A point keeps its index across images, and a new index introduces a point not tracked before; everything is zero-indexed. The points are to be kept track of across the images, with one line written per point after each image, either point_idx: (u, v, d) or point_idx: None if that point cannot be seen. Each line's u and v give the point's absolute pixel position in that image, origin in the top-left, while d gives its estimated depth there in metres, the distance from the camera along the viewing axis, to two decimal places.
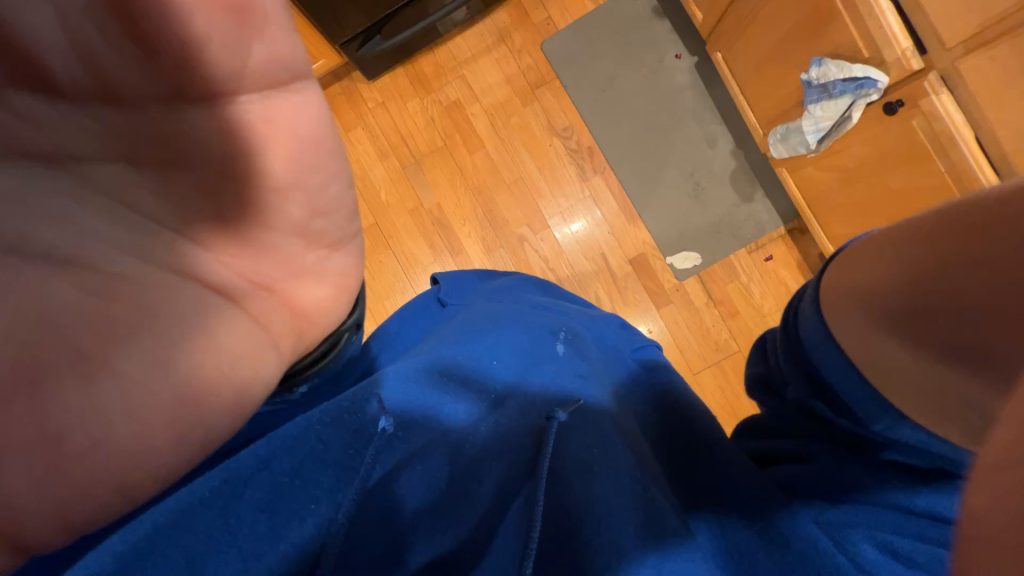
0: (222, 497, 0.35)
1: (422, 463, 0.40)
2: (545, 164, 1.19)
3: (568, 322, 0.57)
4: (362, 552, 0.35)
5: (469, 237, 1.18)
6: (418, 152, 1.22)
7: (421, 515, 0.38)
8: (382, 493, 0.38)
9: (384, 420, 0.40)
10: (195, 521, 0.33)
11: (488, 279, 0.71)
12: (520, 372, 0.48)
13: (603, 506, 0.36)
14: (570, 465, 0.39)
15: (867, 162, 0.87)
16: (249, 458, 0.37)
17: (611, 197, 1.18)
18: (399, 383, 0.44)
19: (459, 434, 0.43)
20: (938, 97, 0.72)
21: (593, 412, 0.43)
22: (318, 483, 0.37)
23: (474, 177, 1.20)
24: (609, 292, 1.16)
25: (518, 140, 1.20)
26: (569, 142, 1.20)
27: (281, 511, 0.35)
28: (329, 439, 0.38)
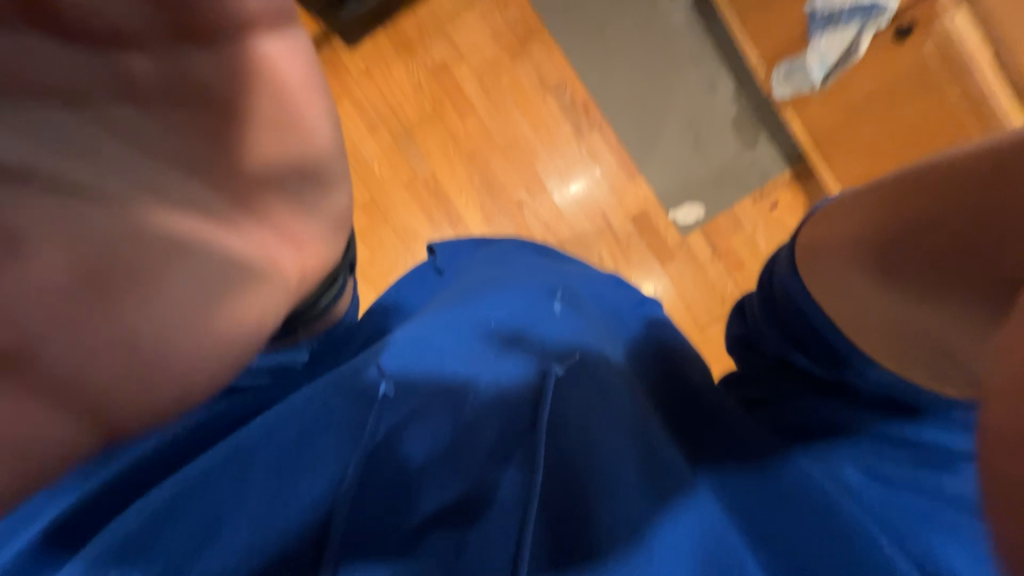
0: (233, 463, 0.36)
1: (424, 421, 0.41)
2: (540, 124, 1.15)
3: (566, 281, 0.58)
4: (368, 507, 0.36)
5: (467, 205, 1.17)
6: (408, 121, 1.18)
7: (426, 467, 0.39)
8: (387, 450, 0.39)
9: (386, 383, 0.41)
10: (210, 485, 0.35)
11: (484, 245, 0.70)
12: (520, 327, 0.49)
13: (605, 447, 0.38)
14: (570, 415, 0.40)
15: (877, 96, 0.83)
16: (258, 425, 0.38)
17: (610, 153, 1.15)
18: (400, 346, 0.43)
19: (461, 390, 0.43)
20: (954, 15, 0.70)
21: (596, 365, 0.44)
22: (325, 441, 0.39)
23: (467, 143, 1.17)
24: (612, 252, 1.14)
25: (510, 101, 1.16)
26: (562, 98, 1.15)
27: (292, 469, 0.37)
28: (334, 402, 0.40)
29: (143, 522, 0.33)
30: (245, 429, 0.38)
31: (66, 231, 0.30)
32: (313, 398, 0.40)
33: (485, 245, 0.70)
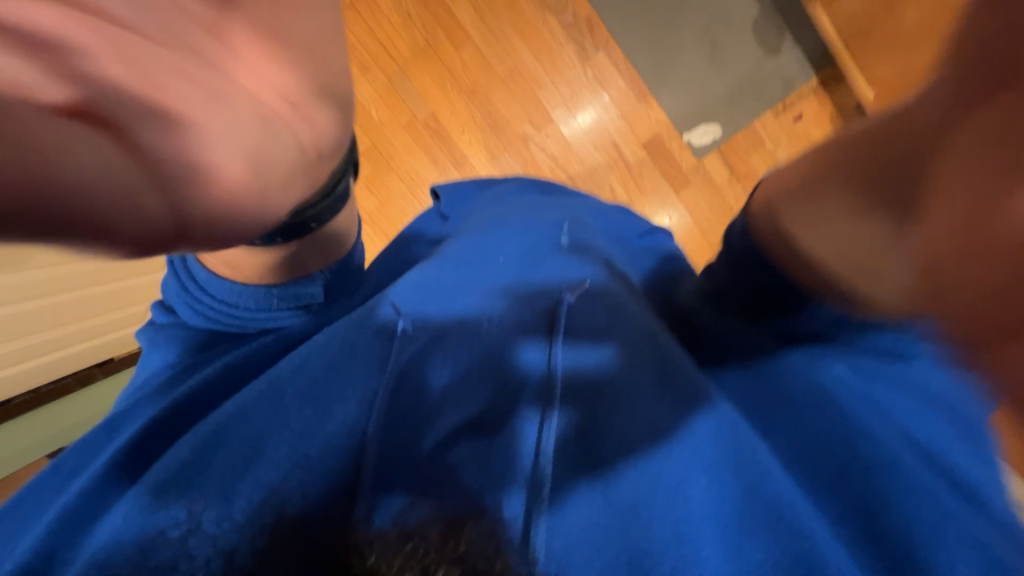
0: (269, 394, 0.39)
1: (443, 350, 0.43)
2: (540, 48, 1.07)
3: (573, 213, 0.57)
4: (398, 426, 0.38)
5: (470, 144, 1.13)
6: (401, 56, 1.11)
7: (450, 388, 0.40)
8: (412, 376, 0.41)
9: (403, 320, 0.43)
10: (249, 413, 0.38)
11: (488, 186, 0.69)
12: (528, 263, 0.49)
13: (614, 362, 0.40)
14: (583, 334, 0.42)
15: None
16: (288, 363, 0.41)
17: (617, 74, 1.07)
18: (412, 288, 0.46)
19: (475, 321, 0.44)
20: None
21: (603, 290, 0.45)
22: (350, 372, 0.41)
23: (465, 76, 1.11)
24: (624, 182, 1.10)
25: (507, 23, 1.07)
26: (563, 16, 1.06)
27: (324, 400, 0.39)
28: (355, 338, 0.42)
29: (198, 448, 0.37)
30: (277, 368, 0.41)
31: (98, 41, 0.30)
32: (335, 334, 0.42)
33: (490, 187, 0.68)
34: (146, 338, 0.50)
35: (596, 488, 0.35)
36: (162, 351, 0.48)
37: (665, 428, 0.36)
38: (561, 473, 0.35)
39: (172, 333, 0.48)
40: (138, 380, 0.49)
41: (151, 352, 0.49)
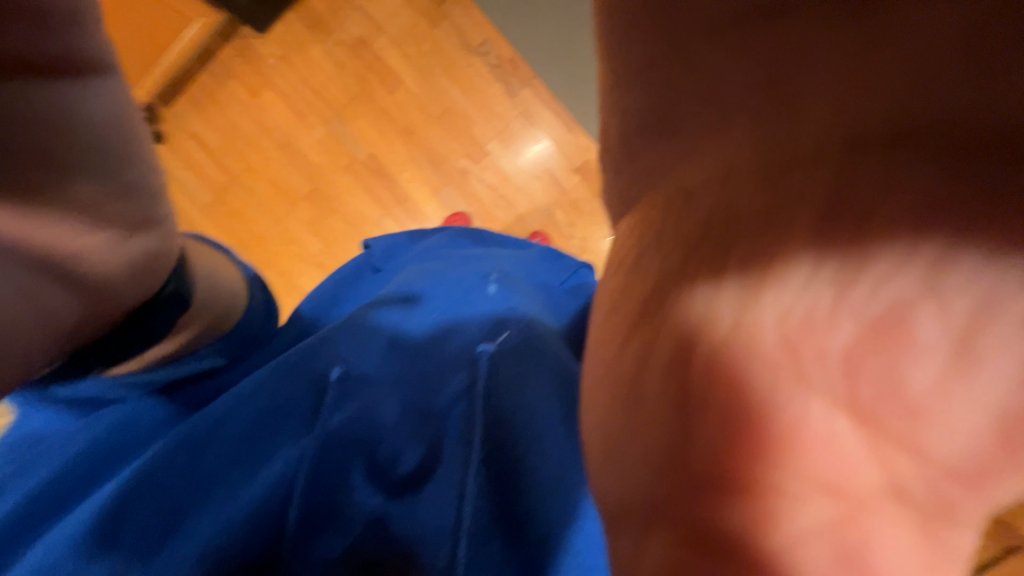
0: (184, 453, 0.44)
1: (375, 399, 0.49)
2: (470, 88, 1.13)
3: (498, 264, 0.62)
4: (330, 476, 0.45)
5: (412, 181, 1.16)
6: (336, 102, 1.15)
7: (388, 432, 0.48)
8: (345, 430, 0.46)
9: (336, 368, 0.48)
10: (163, 471, 0.43)
11: (419, 237, 0.77)
12: (449, 318, 0.55)
13: (528, 406, 0.45)
14: (502, 381, 0.47)
15: None
16: (203, 420, 0.45)
17: (545, 109, 1.14)
18: (349, 341, 0.51)
19: (402, 373, 0.51)
20: None
21: (526, 337, 0.50)
22: (279, 430, 0.47)
23: (401, 117, 1.15)
24: (563, 207, 1.16)
25: (436, 66, 1.13)
26: (488, 57, 1.13)
27: (248, 461, 0.45)
28: (288, 392, 0.47)
29: (107, 507, 0.40)
30: (190, 425, 0.45)
31: None
32: (257, 391, 0.47)
33: (425, 239, 0.76)
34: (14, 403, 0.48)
35: (495, 516, 0.43)
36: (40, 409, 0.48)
37: (557, 461, 0.43)
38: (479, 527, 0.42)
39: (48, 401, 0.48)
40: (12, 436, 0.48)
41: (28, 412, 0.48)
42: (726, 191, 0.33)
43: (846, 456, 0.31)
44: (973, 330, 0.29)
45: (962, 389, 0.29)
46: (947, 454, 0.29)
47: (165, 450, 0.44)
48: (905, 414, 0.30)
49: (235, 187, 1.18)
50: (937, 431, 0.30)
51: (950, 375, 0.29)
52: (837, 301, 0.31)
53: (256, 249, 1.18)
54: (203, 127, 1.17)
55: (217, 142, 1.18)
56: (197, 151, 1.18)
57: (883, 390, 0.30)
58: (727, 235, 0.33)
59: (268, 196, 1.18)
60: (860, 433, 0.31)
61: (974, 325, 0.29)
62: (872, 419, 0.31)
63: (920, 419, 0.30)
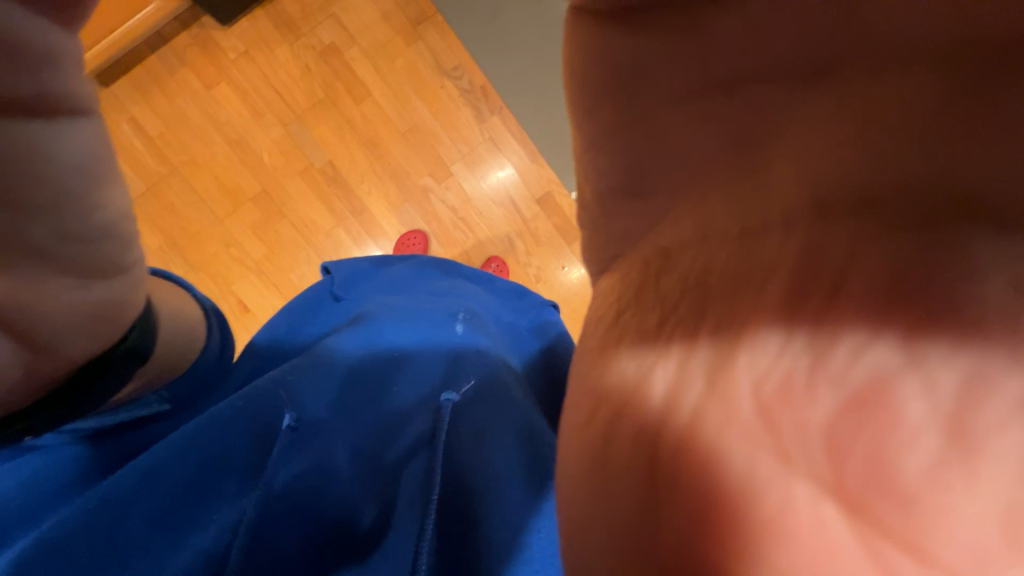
0: (106, 514, 0.38)
1: (328, 451, 0.47)
2: (439, 109, 1.14)
3: (467, 303, 0.63)
4: (275, 538, 0.42)
5: (370, 195, 1.13)
6: (298, 106, 1.11)
7: (339, 488, 0.45)
8: (292, 489, 0.44)
9: (290, 418, 0.47)
10: (80, 535, 0.37)
11: (384, 265, 0.75)
12: (411, 362, 0.54)
13: (488, 464, 0.44)
14: (464, 435, 0.46)
15: None
16: (132, 471, 0.40)
17: (512, 138, 1.15)
18: (304, 385, 0.48)
19: (361, 420, 0.49)
20: None
21: (491, 386, 0.50)
22: (219, 490, 0.44)
23: (365, 128, 1.13)
24: (520, 234, 1.17)
25: (407, 84, 1.13)
26: (460, 82, 1.14)
27: (179, 527, 0.41)
28: (231, 440, 0.44)
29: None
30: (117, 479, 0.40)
31: None
32: (200, 438, 0.43)
33: (390, 266, 0.74)
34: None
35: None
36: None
37: (514, 515, 0.42)
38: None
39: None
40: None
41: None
42: (703, 249, 0.26)
43: (828, 568, 0.18)
44: (975, 407, 0.18)
45: (962, 476, 0.18)
46: (952, 561, 0.17)
47: (81, 512, 0.37)
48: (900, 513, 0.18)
49: (172, 180, 1.09)
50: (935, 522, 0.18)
51: (956, 461, 0.18)
52: (816, 367, 0.20)
53: (188, 247, 1.09)
54: (145, 113, 1.09)
55: (158, 130, 1.09)
56: (134, 137, 1.08)
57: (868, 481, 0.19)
58: (701, 292, 0.25)
59: (210, 193, 1.10)
60: (846, 535, 0.19)
61: (977, 393, 0.18)
62: (866, 513, 0.18)
63: (922, 513, 0.18)
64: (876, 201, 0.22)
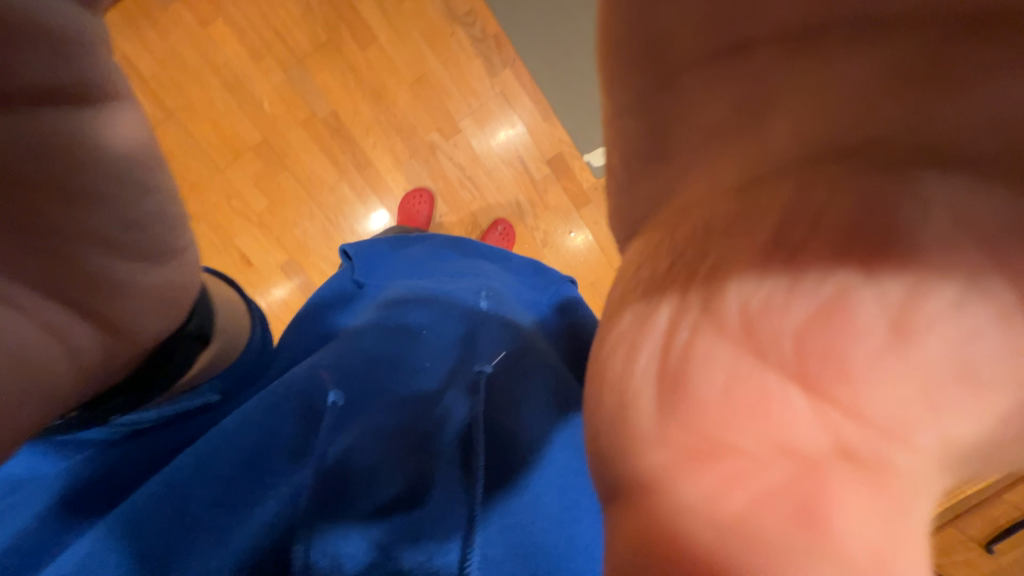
0: (172, 498, 0.40)
1: (373, 425, 0.46)
2: (449, 59, 1.07)
3: (487, 282, 0.64)
4: (328, 504, 0.41)
5: (375, 149, 1.09)
6: (299, 50, 1.05)
7: (387, 460, 0.44)
8: (341, 460, 0.43)
9: (335, 394, 0.47)
10: (153, 518, 0.39)
11: (398, 247, 0.76)
12: (439, 341, 0.55)
13: (527, 428, 0.47)
14: (501, 399, 0.49)
15: None
16: (192, 456, 0.42)
17: (524, 94, 1.09)
18: (341, 363, 0.50)
19: (402, 397, 0.49)
20: None
21: (519, 358, 0.52)
22: (270, 468, 0.43)
23: (370, 77, 1.07)
24: (529, 197, 1.14)
25: (415, 29, 1.06)
26: (472, 30, 1.07)
27: (239, 503, 0.41)
28: (279, 423, 0.45)
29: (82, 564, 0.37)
30: (178, 465, 0.42)
31: None
32: (250, 422, 0.44)
33: (405, 249, 0.75)
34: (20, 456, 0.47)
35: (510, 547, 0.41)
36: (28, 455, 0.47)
37: (550, 454, 0.46)
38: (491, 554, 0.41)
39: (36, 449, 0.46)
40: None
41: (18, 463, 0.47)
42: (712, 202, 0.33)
43: (801, 433, 0.26)
44: (910, 314, 0.27)
45: (898, 361, 0.26)
46: (881, 416, 0.26)
47: (152, 495, 0.40)
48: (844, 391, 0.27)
49: (169, 125, 1.05)
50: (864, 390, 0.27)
51: (897, 347, 0.26)
52: (793, 287, 0.28)
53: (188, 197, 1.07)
54: (138, 51, 1.03)
55: (152, 71, 1.04)
56: (127, 77, 1.03)
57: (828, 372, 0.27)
58: (705, 241, 0.31)
59: (208, 141, 1.05)
60: (805, 401, 0.27)
61: (915, 301, 0.27)
62: (823, 392, 0.27)
63: (855, 382, 0.27)
64: (860, 154, 0.30)
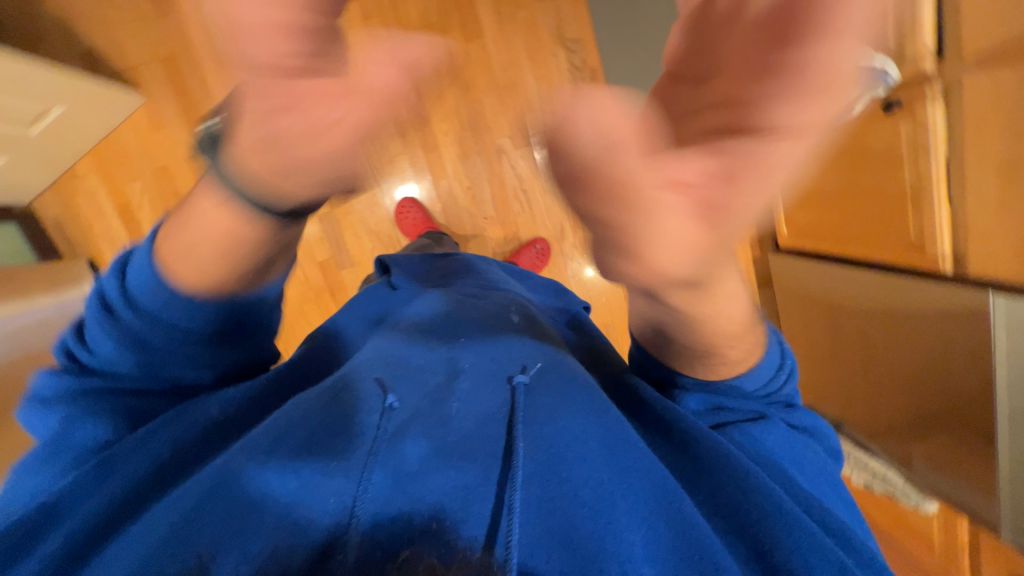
0: (230, 477, 0.37)
1: (423, 421, 0.42)
2: (542, 77, 1.10)
3: (515, 301, 0.66)
4: (381, 476, 0.37)
5: (446, 135, 1.11)
6: (410, 24, 1.08)
7: (433, 454, 0.40)
8: (391, 448, 0.39)
9: (394, 396, 0.43)
10: (216, 499, 0.36)
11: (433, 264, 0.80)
12: (481, 348, 0.53)
13: (570, 438, 0.43)
14: (544, 406, 0.46)
15: (845, 154, 0.81)
16: (246, 442, 0.40)
17: None
18: (380, 361, 0.49)
19: (444, 392, 0.46)
20: (932, 107, 0.65)
21: (551, 368, 0.50)
22: (322, 450, 0.40)
23: (465, 69, 1.10)
24: (573, 226, 1.16)
25: (520, 40, 1.08)
26: (574, 57, 1.10)
27: (296, 477, 0.37)
28: (330, 415, 0.43)
29: (148, 556, 0.34)
30: (239, 448, 0.40)
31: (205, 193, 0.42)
32: (298, 411, 0.43)
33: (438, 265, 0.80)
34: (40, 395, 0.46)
35: (548, 544, 0.36)
36: (58, 385, 0.45)
37: (610, 443, 0.43)
38: (529, 540, 0.36)
39: (66, 376, 0.46)
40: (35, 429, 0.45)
41: (44, 387, 0.46)
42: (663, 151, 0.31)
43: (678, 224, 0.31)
44: (667, 162, 0.30)
45: (668, 173, 0.30)
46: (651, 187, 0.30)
47: (207, 479, 0.38)
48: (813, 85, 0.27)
49: None
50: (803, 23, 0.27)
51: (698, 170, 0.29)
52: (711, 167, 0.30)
53: None
54: None
55: None
56: None
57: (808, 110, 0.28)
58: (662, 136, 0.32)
59: None
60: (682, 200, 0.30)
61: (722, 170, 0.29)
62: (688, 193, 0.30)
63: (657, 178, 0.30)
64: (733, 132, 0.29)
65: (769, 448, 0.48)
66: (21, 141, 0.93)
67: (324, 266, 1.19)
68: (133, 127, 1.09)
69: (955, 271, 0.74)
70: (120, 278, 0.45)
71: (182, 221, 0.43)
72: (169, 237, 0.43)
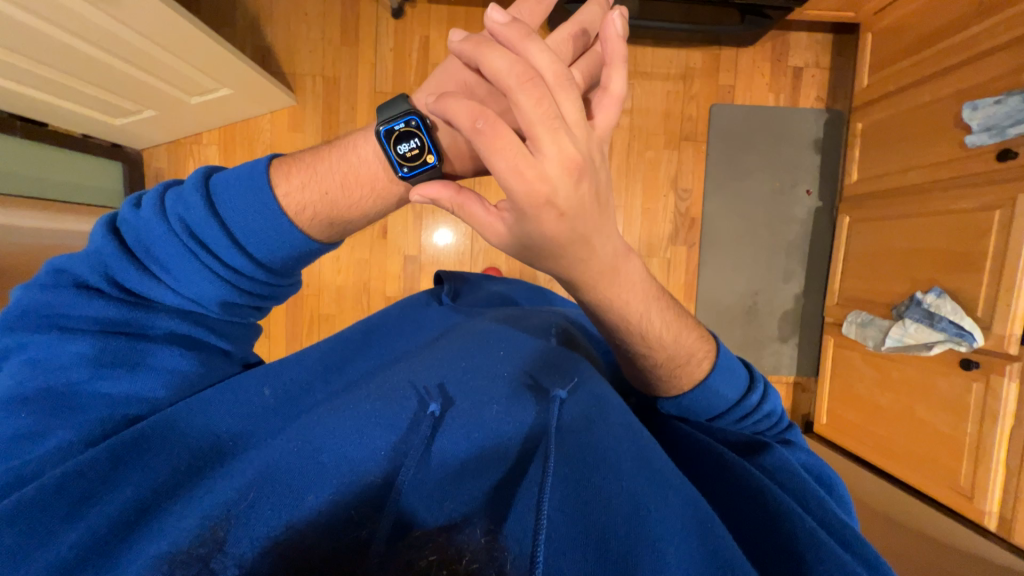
0: (296, 456, 0.39)
1: (461, 422, 0.44)
2: (649, 210, 1.18)
3: (557, 320, 0.62)
4: (428, 472, 0.40)
5: None
6: None
7: (471, 459, 0.42)
8: (437, 455, 0.41)
9: (435, 404, 0.44)
10: (279, 471, 0.38)
11: (486, 279, 0.81)
12: (521, 356, 0.52)
13: (602, 441, 0.42)
14: (573, 422, 0.44)
15: (910, 382, 0.90)
16: (309, 426, 0.43)
17: (684, 273, 1.19)
18: (429, 368, 0.50)
19: (484, 407, 0.45)
20: (1008, 383, 0.75)
21: (585, 385, 0.48)
22: (370, 437, 0.42)
23: None
24: None
25: (640, 173, 1.17)
26: (681, 203, 1.18)
27: (347, 469, 0.39)
28: (384, 408, 0.44)
29: (214, 518, 0.35)
30: (303, 430, 0.42)
31: (349, 154, 0.48)
32: (360, 404, 0.44)
33: (490, 281, 0.80)
34: (47, 337, 0.40)
35: (582, 536, 0.37)
36: (97, 315, 0.41)
37: (653, 462, 0.41)
38: (561, 535, 0.37)
39: (112, 307, 0.41)
40: (52, 361, 0.40)
41: (74, 311, 0.41)
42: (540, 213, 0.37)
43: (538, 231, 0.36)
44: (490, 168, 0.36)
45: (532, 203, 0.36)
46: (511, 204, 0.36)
47: (273, 455, 0.40)
48: (537, 82, 0.33)
49: None
50: (613, 74, 0.38)
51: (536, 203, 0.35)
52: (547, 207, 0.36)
53: None
54: (438, 39, 1.12)
55: (436, 56, 1.13)
56: (414, 50, 1.13)
57: (536, 109, 0.33)
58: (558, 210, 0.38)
59: None
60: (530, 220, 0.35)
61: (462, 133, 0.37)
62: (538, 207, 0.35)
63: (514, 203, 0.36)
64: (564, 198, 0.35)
65: (799, 475, 0.45)
66: (177, 103, 0.99)
67: (390, 300, 1.22)
68: (271, 121, 1.14)
69: (997, 530, 0.78)
70: (213, 214, 0.43)
71: (307, 169, 0.47)
72: (288, 189, 0.46)
